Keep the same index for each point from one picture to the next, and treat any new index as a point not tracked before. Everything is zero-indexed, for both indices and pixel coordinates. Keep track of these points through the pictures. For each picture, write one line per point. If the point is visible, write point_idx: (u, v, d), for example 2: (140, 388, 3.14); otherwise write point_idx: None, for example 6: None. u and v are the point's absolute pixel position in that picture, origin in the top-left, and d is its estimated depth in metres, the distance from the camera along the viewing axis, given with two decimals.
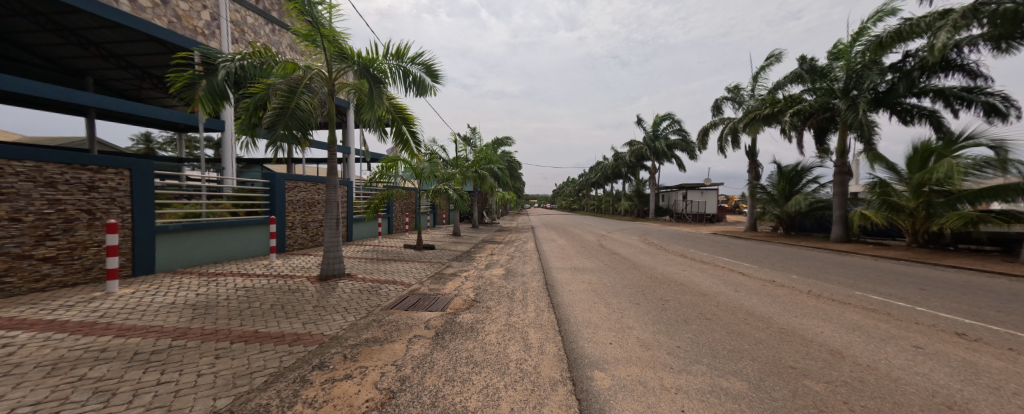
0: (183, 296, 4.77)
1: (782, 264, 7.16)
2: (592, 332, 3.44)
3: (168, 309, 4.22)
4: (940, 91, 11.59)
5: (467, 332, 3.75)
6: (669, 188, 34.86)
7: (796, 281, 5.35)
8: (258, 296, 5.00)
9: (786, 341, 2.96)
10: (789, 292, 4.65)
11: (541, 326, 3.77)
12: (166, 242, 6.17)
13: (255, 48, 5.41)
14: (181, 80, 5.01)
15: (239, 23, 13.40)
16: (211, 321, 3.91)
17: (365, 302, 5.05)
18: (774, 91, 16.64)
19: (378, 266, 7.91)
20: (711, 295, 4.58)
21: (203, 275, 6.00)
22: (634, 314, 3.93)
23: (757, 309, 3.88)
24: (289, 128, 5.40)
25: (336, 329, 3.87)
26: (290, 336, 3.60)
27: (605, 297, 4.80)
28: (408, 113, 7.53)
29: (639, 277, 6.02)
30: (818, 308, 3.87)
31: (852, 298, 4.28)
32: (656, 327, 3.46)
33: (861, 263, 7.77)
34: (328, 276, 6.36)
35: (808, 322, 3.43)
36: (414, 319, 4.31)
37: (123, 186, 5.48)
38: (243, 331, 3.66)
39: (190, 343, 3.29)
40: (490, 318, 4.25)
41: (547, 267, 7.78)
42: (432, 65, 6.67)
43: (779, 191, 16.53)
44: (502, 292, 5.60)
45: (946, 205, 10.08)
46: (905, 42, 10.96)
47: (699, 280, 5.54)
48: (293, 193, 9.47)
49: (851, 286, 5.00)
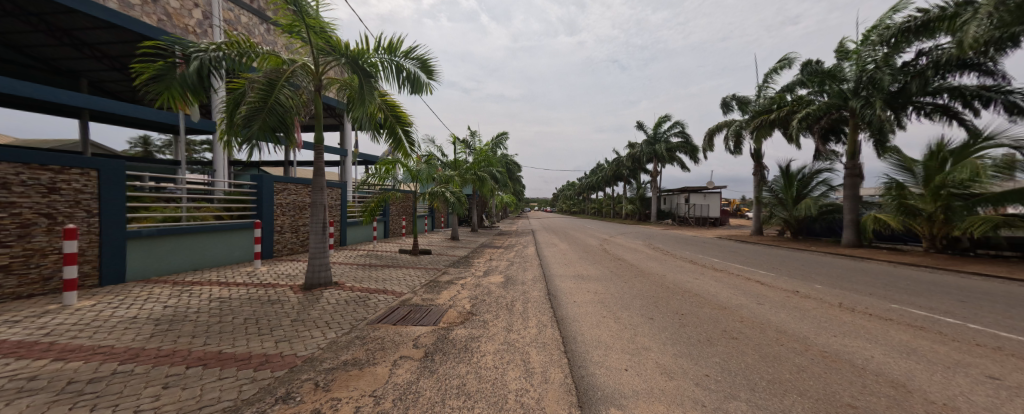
0: (149, 309, 4.32)
1: (801, 272, 6.69)
2: (606, 354, 3.00)
3: (127, 325, 3.77)
4: (955, 90, 11.26)
5: (461, 353, 3.30)
6: (671, 191, 34.48)
7: (822, 292, 4.89)
8: (232, 309, 4.52)
9: (836, 370, 2.52)
10: (818, 305, 4.20)
11: (544, 345, 3.33)
12: (139, 248, 5.73)
13: (233, 38, 4.87)
14: (147, 71, 4.41)
15: (233, 22, 13.12)
16: (170, 340, 3.45)
17: (350, 315, 4.58)
18: (782, 92, 16.22)
19: (369, 273, 7.44)
20: (733, 308, 4.13)
21: (179, 285, 5.54)
22: (650, 332, 3.47)
23: (788, 327, 3.43)
24: (268, 125, 4.95)
25: (312, 349, 3.41)
26: (257, 359, 3.15)
27: (614, 309, 4.34)
28: (402, 111, 7.11)
29: (650, 287, 5.54)
30: (857, 326, 3.42)
31: (892, 313, 3.83)
32: (676, 349, 3.01)
33: (885, 271, 7.26)
34: (313, 285, 5.88)
35: (851, 344, 2.99)
36: (402, 336, 3.85)
37: (89, 188, 5.07)
38: (204, 352, 3.22)
39: (139, 368, 2.85)
40: (487, 335, 3.78)
41: (548, 273, 7.35)
42: (428, 60, 6.28)
43: (787, 194, 16.05)
44: (500, 303, 5.14)
45: (965, 209, 9.70)
46: (921, 40, 10.57)
47: (716, 290, 5.09)
48: (282, 196, 9.04)
49: (884, 298, 4.56)
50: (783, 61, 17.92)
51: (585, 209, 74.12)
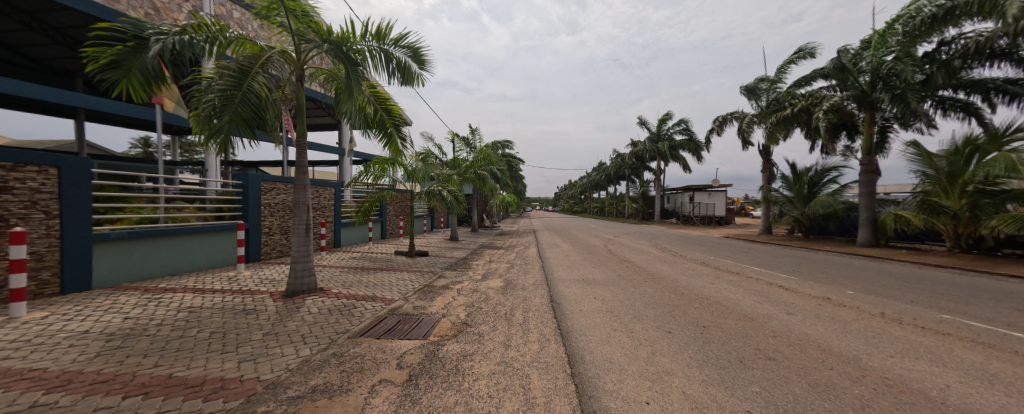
0: (106, 322, 3.88)
1: (826, 276, 6.14)
2: (621, 380, 2.51)
3: (74, 342, 3.33)
4: (978, 84, 10.83)
5: (450, 376, 2.83)
6: (676, 190, 33.98)
7: (857, 299, 4.38)
8: (199, 321, 4.06)
9: (911, 406, 2.00)
10: (857, 314, 3.69)
11: (547, 366, 2.85)
12: (107, 251, 5.31)
13: (199, 20, 4.37)
14: (101, 57, 3.89)
15: (224, 17, 12.64)
16: (116, 361, 3.00)
17: (331, 327, 4.12)
18: (795, 87, 15.59)
19: (360, 277, 6.99)
20: (760, 319, 3.65)
21: (148, 292, 5.12)
22: (669, 350, 2.98)
23: (832, 344, 2.92)
24: (240, 117, 4.49)
25: (279, 371, 2.94)
26: (210, 385, 2.68)
27: (624, 320, 3.87)
28: (393, 103, 6.63)
29: (662, 293, 5.06)
30: (912, 343, 2.91)
31: (948, 326, 3.31)
32: (704, 373, 2.52)
33: (915, 273, 6.70)
34: (294, 292, 5.43)
35: (914, 366, 2.49)
36: (387, 352, 3.39)
37: (48, 187, 4.65)
38: (151, 377, 2.77)
39: (64, 400, 2.39)
40: (482, 352, 3.30)
41: (551, 277, 6.84)
42: (420, 48, 5.81)
43: (798, 191, 15.55)
44: (498, 312, 4.67)
45: (993, 206, 9.16)
46: (948, 28, 10.02)
47: (737, 297, 4.59)
48: (270, 196, 8.60)
49: (929, 306, 4.04)
50: (802, 52, 17.37)
51: (586, 207, 73.91)
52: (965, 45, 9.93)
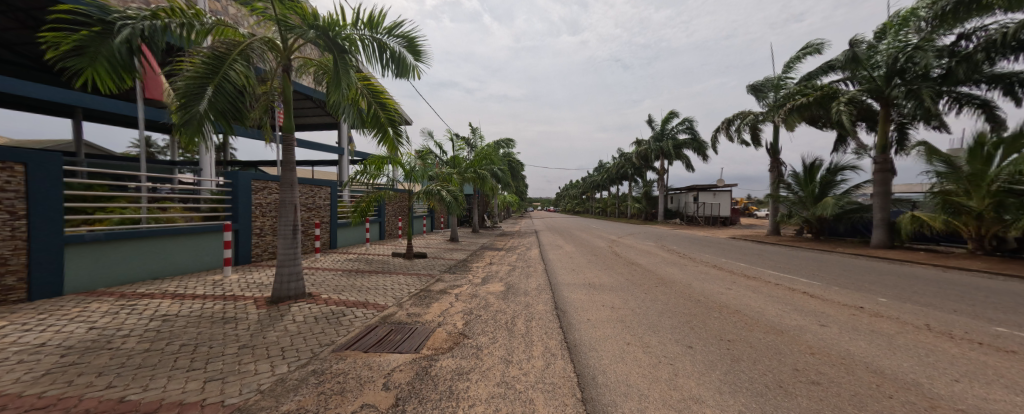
0: (68, 333, 3.52)
1: (851, 281, 5.71)
2: (642, 411, 2.12)
3: (22, 357, 2.96)
4: (1000, 78, 10.42)
5: (444, 400, 2.46)
6: (680, 190, 33.53)
7: (893, 308, 3.98)
8: (172, 332, 3.70)
9: None
10: (900, 327, 3.30)
11: (554, 389, 2.49)
12: (80, 254, 4.97)
13: (172, 3, 4.02)
14: (62, 43, 3.52)
15: (219, 13, 12.32)
16: (63, 381, 2.63)
17: (316, 338, 3.75)
18: (805, 81, 15.16)
19: (353, 281, 6.65)
20: (792, 332, 3.25)
21: (124, 298, 4.78)
22: (695, 370, 2.60)
23: (882, 364, 2.54)
24: (214, 108, 4.14)
25: (248, 393, 2.58)
26: (165, 411, 2.31)
27: (638, 333, 3.48)
28: (388, 97, 6.26)
29: (677, 301, 4.65)
30: (978, 364, 2.51)
31: (1008, 341, 2.91)
32: (740, 402, 2.15)
33: (944, 278, 6.27)
34: (280, 299, 5.06)
35: (992, 394, 2.11)
36: (373, 369, 3.04)
37: (13, 184, 4.29)
38: (99, 402, 2.40)
39: None
40: (480, 370, 2.93)
41: (555, 282, 6.45)
42: (415, 38, 5.45)
43: (808, 191, 15.09)
44: (498, 321, 4.29)
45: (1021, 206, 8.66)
46: (971, 19, 9.58)
47: (759, 305, 4.22)
48: (261, 195, 8.26)
49: (977, 316, 3.64)
50: (808, 48, 16.97)
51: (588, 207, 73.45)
52: (989, 36, 9.51)
